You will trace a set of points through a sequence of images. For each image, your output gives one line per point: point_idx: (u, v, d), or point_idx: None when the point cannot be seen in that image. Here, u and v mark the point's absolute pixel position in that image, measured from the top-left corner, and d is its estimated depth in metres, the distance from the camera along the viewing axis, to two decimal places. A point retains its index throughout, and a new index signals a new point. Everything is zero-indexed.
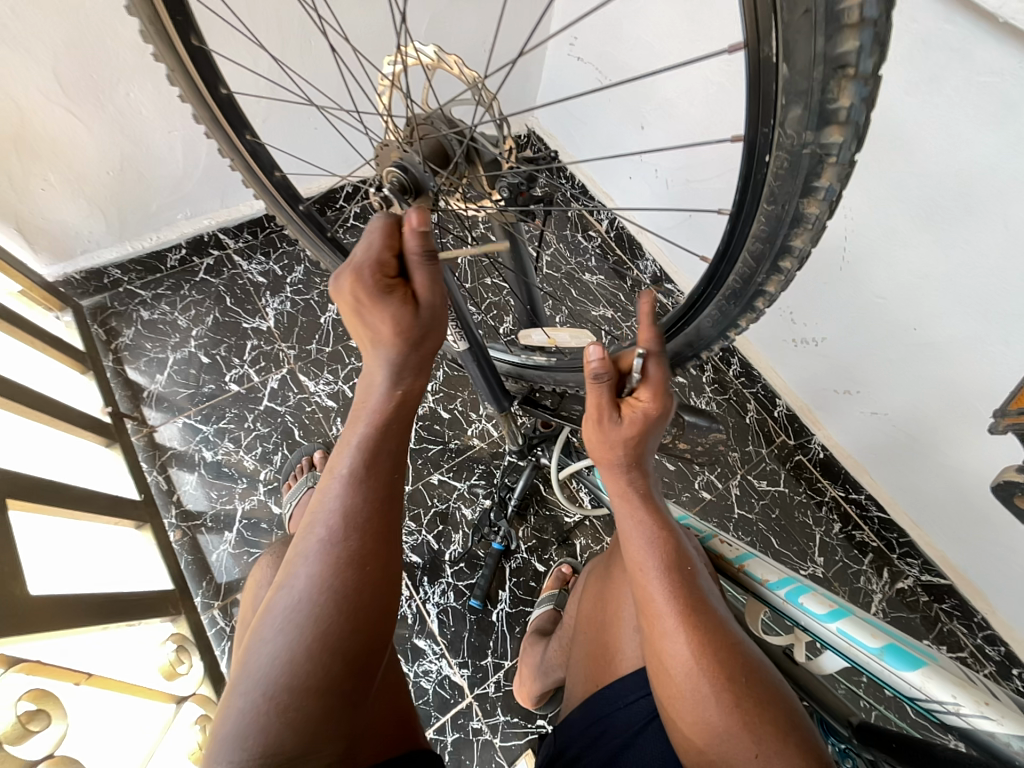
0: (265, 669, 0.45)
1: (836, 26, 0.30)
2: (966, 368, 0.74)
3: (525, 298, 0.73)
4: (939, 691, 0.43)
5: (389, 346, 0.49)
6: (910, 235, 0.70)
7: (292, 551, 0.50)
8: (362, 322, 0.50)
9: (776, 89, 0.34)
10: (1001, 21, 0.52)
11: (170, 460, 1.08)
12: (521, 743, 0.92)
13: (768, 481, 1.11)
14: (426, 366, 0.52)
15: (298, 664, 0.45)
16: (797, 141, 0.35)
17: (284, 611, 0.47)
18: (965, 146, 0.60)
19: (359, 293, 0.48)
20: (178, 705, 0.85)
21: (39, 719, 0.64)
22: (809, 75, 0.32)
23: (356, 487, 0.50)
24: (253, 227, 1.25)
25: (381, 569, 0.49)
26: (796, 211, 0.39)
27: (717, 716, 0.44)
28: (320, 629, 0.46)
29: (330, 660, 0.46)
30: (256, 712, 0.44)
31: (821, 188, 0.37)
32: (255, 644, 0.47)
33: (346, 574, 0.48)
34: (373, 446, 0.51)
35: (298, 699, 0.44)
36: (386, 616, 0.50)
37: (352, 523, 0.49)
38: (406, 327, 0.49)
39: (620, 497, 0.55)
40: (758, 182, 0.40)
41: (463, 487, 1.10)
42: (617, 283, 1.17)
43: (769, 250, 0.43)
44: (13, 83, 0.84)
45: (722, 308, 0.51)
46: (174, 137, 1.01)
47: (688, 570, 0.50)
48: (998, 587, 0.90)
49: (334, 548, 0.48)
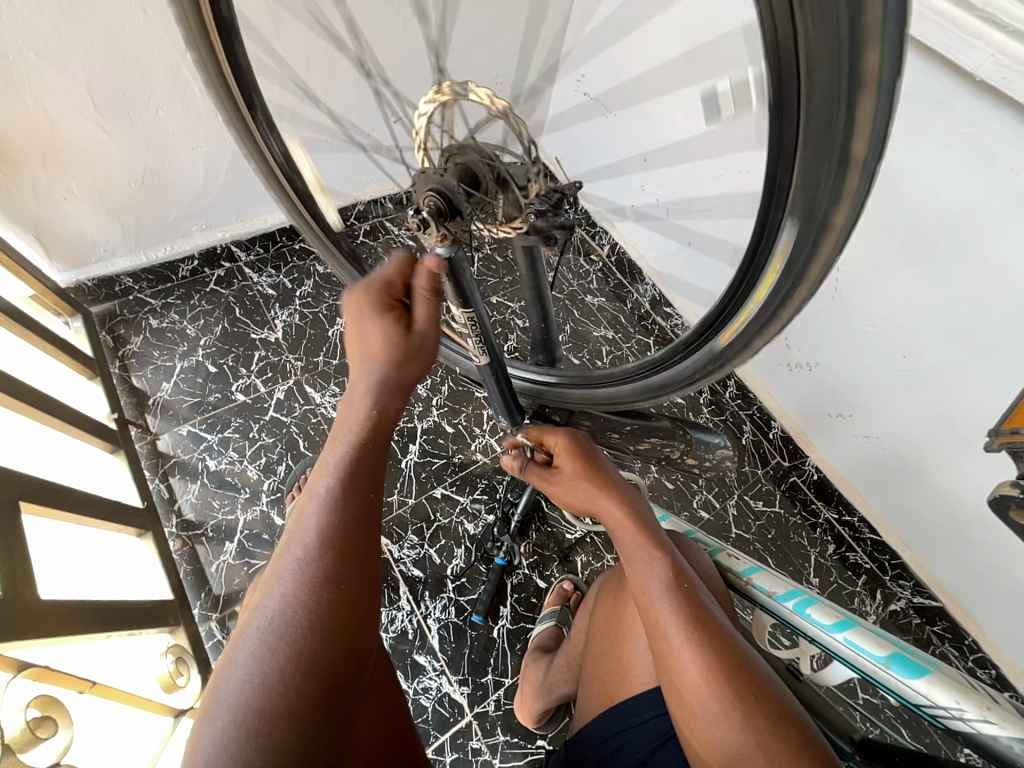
0: (237, 693, 0.44)
1: (852, 100, 0.29)
2: (953, 394, 0.78)
3: (540, 318, 0.76)
4: (945, 697, 0.44)
5: (375, 362, 0.56)
6: (899, 268, 0.75)
7: (268, 572, 0.50)
8: (358, 333, 0.57)
9: (792, 146, 0.33)
10: (977, 79, 0.58)
11: (172, 469, 1.07)
12: (521, 764, 0.91)
13: (764, 501, 1.14)
14: (406, 393, 0.57)
15: (270, 688, 0.44)
16: (814, 165, 0.32)
17: (259, 631, 0.47)
18: (947, 189, 0.65)
19: (364, 304, 0.57)
20: (176, 719, 0.85)
21: (46, 726, 0.63)
22: (823, 140, 0.31)
23: (335, 504, 0.51)
24: (265, 240, 1.27)
25: (357, 589, 0.50)
26: (813, 237, 0.36)
27: (732, 734, 0.46)
28: (294, 650, 0.46)
29: (305, 682, 0.45)
30: (224, 741, 0.42)
31: (828, 249, 0.36)
32: (226, 670, 0.46)
33: (320, 594, 0.48)
34: (353, 463, 0.54)
35: (268, 724, 0.43)
36: (362, 636, 0.50)
37: (326, 542, 0.50)
38: (392, 346, 0.55)
39: (618, 528, 0.58)
40: (779, 203, 0.37)
41: (465, 501, 1.10)
42: (618, 306, 1.23)
43: (785, 276, 0.40)
44: (47, 97, 0.87)
45: (722, 347, 0.50)
46: (197, 154, 1.04)
47: (688, 587, 0.53)
48: (986, 610, 0.92)
49: (310, 566, 0.49)
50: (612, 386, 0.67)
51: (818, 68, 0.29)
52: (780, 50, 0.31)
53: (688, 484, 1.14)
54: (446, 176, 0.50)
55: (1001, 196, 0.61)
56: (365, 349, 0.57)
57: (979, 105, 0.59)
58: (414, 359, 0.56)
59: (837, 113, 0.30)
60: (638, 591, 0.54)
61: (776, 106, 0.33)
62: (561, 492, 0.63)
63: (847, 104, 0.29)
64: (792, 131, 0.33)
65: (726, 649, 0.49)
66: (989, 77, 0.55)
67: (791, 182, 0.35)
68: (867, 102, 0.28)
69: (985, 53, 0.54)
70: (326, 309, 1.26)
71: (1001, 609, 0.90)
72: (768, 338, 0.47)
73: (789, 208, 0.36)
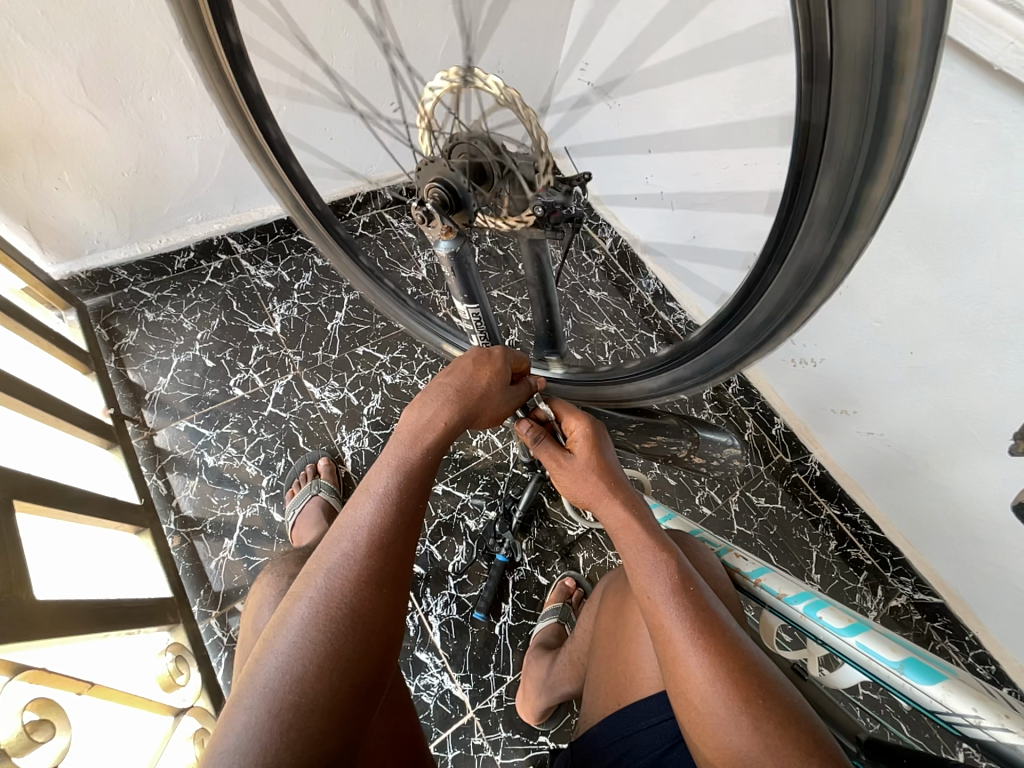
0: (275, 680, 0.44)
1: (886, 86, 0.28)
2: (962, 390, 0.76)
3: (545, 314, 0.74)
4: (960, 704, 0.44)
5: (474, 412, 0.55)
6: (909, 264, 0.73)
7: (309, 567, 0.49)
8: (476, 374, 0.56)
9: (819, 136, 0.32)
10: (997, 69, 0.55)
11: (170, 464, 1.06)
12: (522, 760, 0.90)
13: (765, 498, 1.15)
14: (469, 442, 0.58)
15: (307, 682, 0.44)
16: (848, 142, 0.31)
17: (299, 623, 0.46)
18: (960, 182, 0.64)
19: (501, 362, 0.57)
20: (176, 718, 0.83)
21: (43, 729, 0.62)
22: (852, 139, 0.31)
23: (388, 508, 0.50)
24: (263, 232, 1.25)
25: (397, 589, 0.50)
26: (844, 222, 0.34)
27: (740, 739, 0.45)
28: (335, 647, 0.45)
29: (339, 677, 0.45)
30: (258, 730, 0.42)
31: (854, 239, 0.35)
32: (265, 657, 0.46)
33: (364, 592, 0.48)
34: (414, 472, 0.52)
35: (302, 718, 0.43)
36: (394, 636, 0.49)
37: (377, 543, 0.49)
38: (501, 410, 0.57)
39: (621, 529, 0.57)
40: (802, 194, 0.36)
41: (467, 498, 1.09)
42: (620, 300, 1.21)
43: (808, 271, 0.39)
44: (37, 83, 0.84)
45: (737, 348, 0.49)
46: (191, 142, 1.02)
47: (694, 592, 0.52)
48: (988, 607, 0.92)
49: (357, 564, 0.48)
50: (623, 383, 0.65)
51: (849, 49, 0.28)
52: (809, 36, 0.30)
53: (691, 480, 1.14)
54: (453, 167, 0.48)
55: (1016, 189, 0.60)
56: (468, 383, 0.55)
57: (996, 97, 0.57)
58: (495, 422, 0.58)
59: (869, 98, 0.29)
60: (643, 596, 0.53)
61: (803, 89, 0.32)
62: (565, 482, 0.61)
63: (880, 90, 0.28)
64: (817, 118, 0.32)
65: (732, 651, 0.48)
66: (1009, 66, 0.53)
67: (816, 171, 0.34)
68: (899, 94, 0.28)
69: (1004, 40, 0.52)
70: (325, 302, 1.24)
71: (1004, 608, 0.89)
72: (776, 339, 0.46)
73: (814, 198, 0.35)
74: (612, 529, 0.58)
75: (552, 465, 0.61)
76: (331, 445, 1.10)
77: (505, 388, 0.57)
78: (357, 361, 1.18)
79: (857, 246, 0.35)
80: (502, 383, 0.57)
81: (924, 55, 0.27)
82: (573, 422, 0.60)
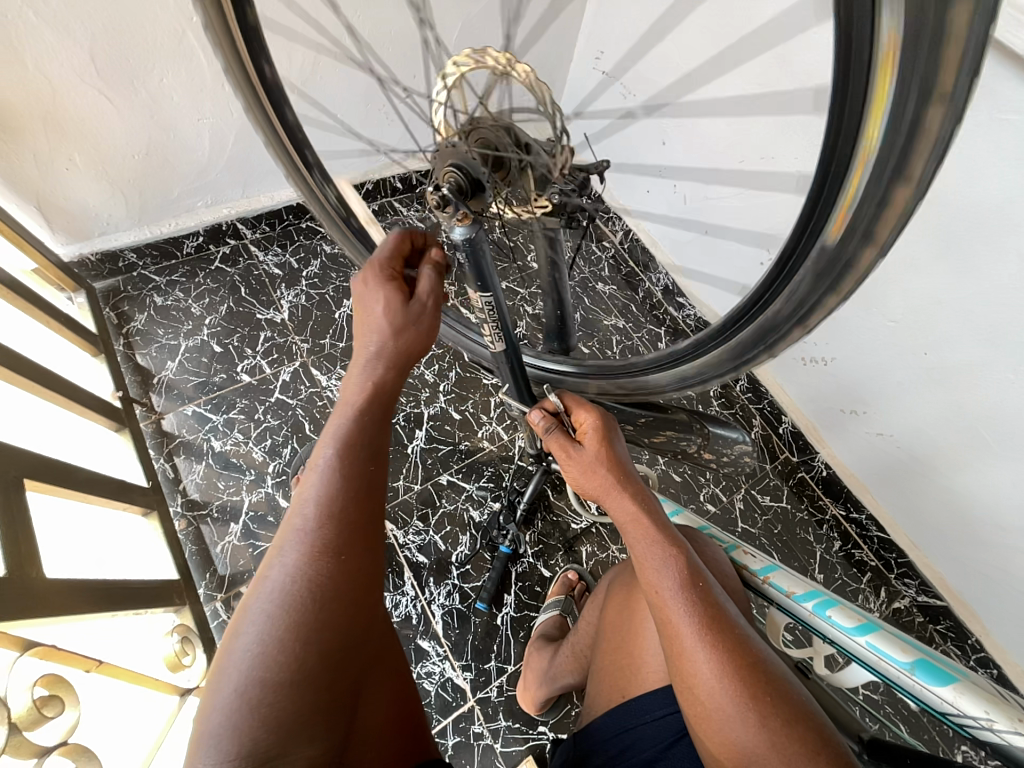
0: (242, 661, 0.44)
1: (929, 88, 0.28)
2: (976, 394, 0.75)
3: (556, 304, 0.73)
4: (971, 706, 0.44)
5: (382, 326, 0.54)
6: (926, 263, 0.72)
7: (272, 545, 0.49)
8: (363, 302, 0.55)
9: (850, 139, 0.33)
10: None
11: (177, 448, 1.07)
12: (522, 749, 0.91)
13: (771, 497, 1.14)
14: (410, 361, 0.55)
15: (272, 657, 0.44)
16: (888, 142, 0.31)
17: (262, 601, 0.46)
18: (982, 181, 0.62)
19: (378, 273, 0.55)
20: (182, 698, 0.85)
21: (53, 704, 0.64)
22: (887, 140, 0.31)
23: (333, 475, 0.50)
24: (272, 218, 1.24)
25: (356, 557, 0.49)
26: (870, 224, 0.35)
27: (746, 737, 0.45)
28: (296, 619, 0.45)
29: (305, 652, 0.45)
30: (229, 709, 0.42)
31: (872, 248, 0.36)
32: (232, 638, 0.46)
33: (320, 563, 0.47)
34: (354, 434, 0.53)
35: (270, 695, 0.43)
36: (358, 609, 0.49)
37: (328, 511, 0.49)
38: (398, 311, 0.53)
39: (631, 524, 0.56)
40: (830, 194, 0.36)
41: (471, 489, 1.09)
42: (629, 294, 1.16)
43: (829, 272, 0.39)
44: (48, 61, 0.84)
45: (737, 352, 0.51)
46: (202, 125, 1.01)
47: (703, 588, 0.51)
48: (991, 611, 0.92)
49: (312, 537, 0.48)
50: (632, 377, 0.64)
51: (893, 56, 0.29)
52: (855, 32, 0.30)
53: (696, 477, 1.14)
54: (469, 149, 0.47)
55: None
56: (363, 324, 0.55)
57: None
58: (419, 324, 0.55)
59: (908, 99, 0.29)
60: (650, 590, 0.53)
61: (841, 87, 0.32)
62: (574, 473, 0.61)
63: (917, 105, 0.29)
64: (851, 129, 0.33)
65: (740, 645, 0.48)
66: None
67: (848, 171, 0.34)
68: (937, 103, 0.28)
69: None
70: (333, 290, 1.23)
71: (1007, 611, 0.89)
72: (783, 344, 0.47)
73: (842, 196, 0.35)
74: (622, 523, 0.57)
75: (562, 457, 0.61)
76: None
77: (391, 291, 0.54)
78: None
79: (873, 257, 0.36)
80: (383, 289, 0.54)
81: (963, 77, 0.27)
82: (582, 415, 0.61)
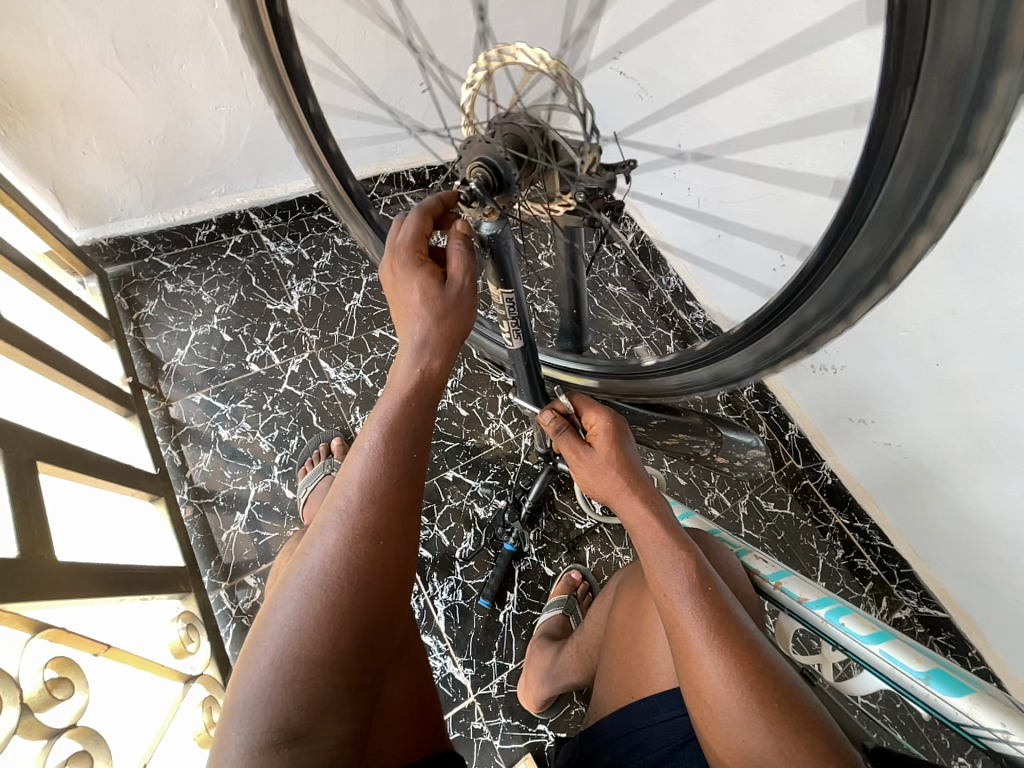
0: (277, 637, 0.44)
1: (977, 99, 0.27)
2: (987, 408, 0.75)
3: (572, 304, 0.73)
4: (988, 717, 0.44)
5: (418, 314, 0.51)
6: (941, 274, 0.72)
7: (312, 525, 0.50)
8: (397, 292, 0.53)
9: (892, 148, 0.32)
10: None
11: (185, 436, 1.07)
12: (521, 746, 0.91)
13: (775, 503, 1.14)
14: (453, 346, 0.53)
15: (308, 636, 0.44)
16: (931, 153, 0.30)
17: (300, 579, 0.46)
18: (1001, 193, 0.62)
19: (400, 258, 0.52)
20: (186, 685, 0.84)
21: (62, 686, 0.64)
22: (928, 150, 0.30)
23: (377, 461, 0.49)
24: (284, 209, 1.24)
25: (393, 544, 0.48)
26: (903, 240, 0.34)
27: (754, 742, 0.45)
28: (333, 601, 0.45)
29: (339, 635, 0.45)
30: (264, 681, 0.43)
31: (898, 269, 0.36)
32: (269, 613, 0.46)
33: (359, 546, 0.47)
34: (400, 423, 0.51)
35: (305, 673, 0.43)
36: (391, 595, 0.48)
37: (371, 495, 0.49)
38: (432, 295, 0.51)
39: (642, 528, 0.56)
40: (866, 204, 0.35)
41: (477, 485, 1.09)
42: (639, 295, 1.16)
43: (856, 285, 0.39)
44: (70, 45, 0.84)
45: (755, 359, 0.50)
46: (219, 113, 1.01)
47: (713, 591, 0.51)
48: (993, 624, 0.92)
49: (353, 520, 0.47)
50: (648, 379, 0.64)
51: (942, 63, 0.28)
52: (906, 35, 0.29)
53: (701, 481, 1.14)
54: (496, 145, 0.47)
55: None
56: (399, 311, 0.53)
57: None
58: (456, 309, 0.52)
59: (956, 109, 0.28)
60: (659, 592, 0.53)
61: (888, 91, 0.31)
62: (583, 474, 0.61)
63: (967, 118, 0.28)
64: (893, 138, 0.32)
65: (749, 651, 0.48)
66: None
67: (885, 181, 0.34)
68: (987, 116, 0.27)
69: None
70: (343, 283, 1.23)
71: (1009, 624, 0.89)
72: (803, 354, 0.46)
73: (876, 206, 0.35)
74: (632, 527, 0.57)
75: (574, 457, 0.61)
76: (344, 427, 1.10)
77: (421, 275, 0.52)
78: (373, 343, 1.17)
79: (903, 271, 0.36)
80: (413, 276, 0.52)
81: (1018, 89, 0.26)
82: (594, 416, 0.61)
